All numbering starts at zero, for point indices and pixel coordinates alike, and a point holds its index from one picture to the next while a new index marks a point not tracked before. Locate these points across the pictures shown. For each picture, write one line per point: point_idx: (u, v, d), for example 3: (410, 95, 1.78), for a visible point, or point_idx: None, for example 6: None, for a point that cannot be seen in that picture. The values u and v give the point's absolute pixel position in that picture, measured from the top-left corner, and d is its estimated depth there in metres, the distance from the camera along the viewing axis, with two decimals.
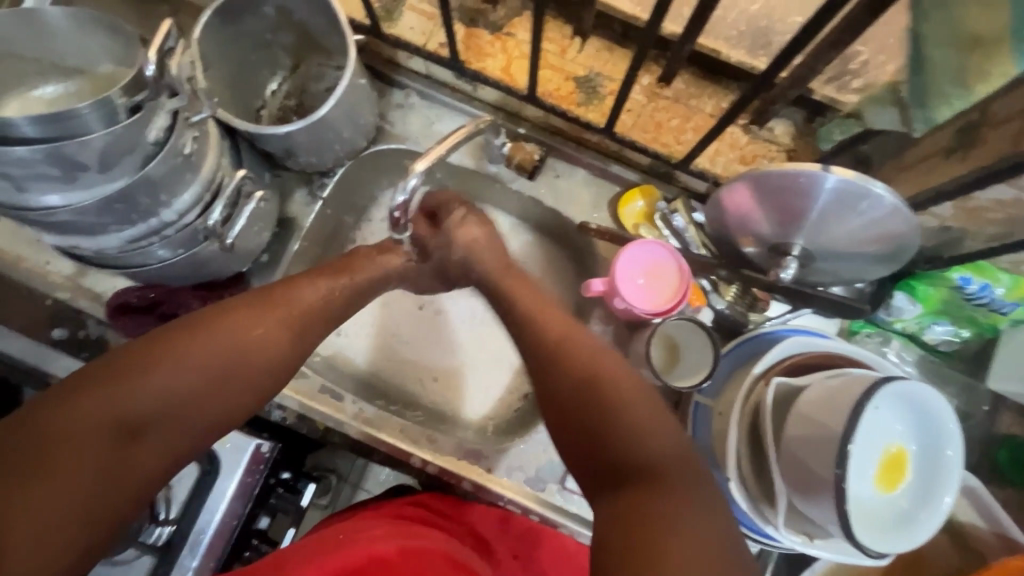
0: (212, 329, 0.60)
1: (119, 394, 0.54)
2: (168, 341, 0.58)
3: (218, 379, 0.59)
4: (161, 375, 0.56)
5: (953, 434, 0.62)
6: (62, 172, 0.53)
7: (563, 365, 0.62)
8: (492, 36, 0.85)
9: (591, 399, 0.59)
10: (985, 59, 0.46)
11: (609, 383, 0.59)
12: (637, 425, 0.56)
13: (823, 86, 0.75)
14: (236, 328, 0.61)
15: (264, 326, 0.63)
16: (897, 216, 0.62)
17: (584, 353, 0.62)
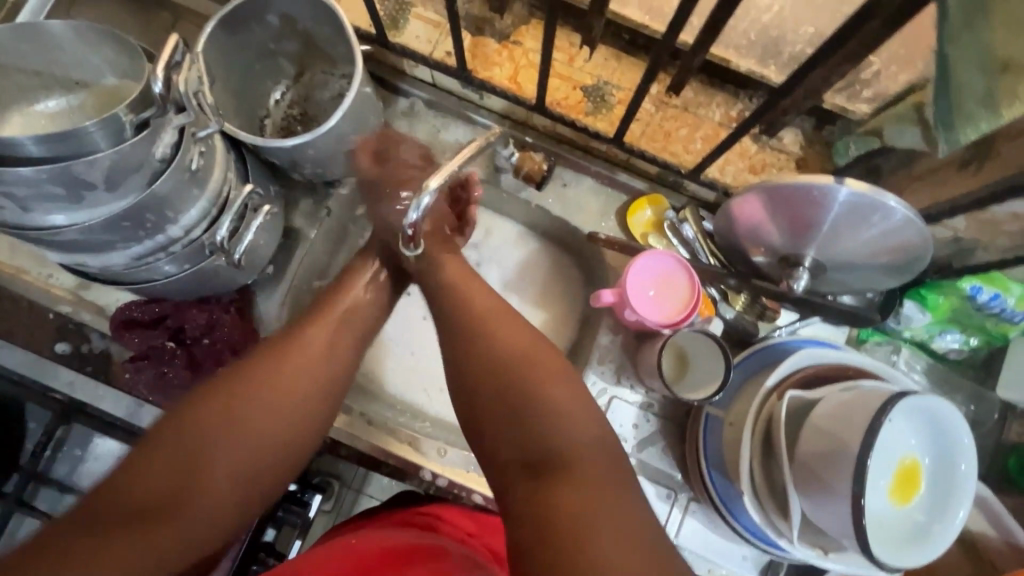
0: (255, 373, 0.58)
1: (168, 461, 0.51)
2: (212, 394, 0.55)
3: (270, 426, 0.56)
4: (205, 429, 0.53)
5: (967, 448, 0.62)
6: (68, 192, 0.52)
7: (478, 348, 0.59)
8: (499, 44, 0.84)
9: (502, 383, 0.56)
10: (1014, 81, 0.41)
11: (528, 364, 0.57)
12: (552, 412, 0.54)
13: (834, 96, 0.74)
14: (284, 369, 0.59)
15: (312, 360, 0.60)
16: (912, 228, 0.62)
17: (504, 334, 0.59)
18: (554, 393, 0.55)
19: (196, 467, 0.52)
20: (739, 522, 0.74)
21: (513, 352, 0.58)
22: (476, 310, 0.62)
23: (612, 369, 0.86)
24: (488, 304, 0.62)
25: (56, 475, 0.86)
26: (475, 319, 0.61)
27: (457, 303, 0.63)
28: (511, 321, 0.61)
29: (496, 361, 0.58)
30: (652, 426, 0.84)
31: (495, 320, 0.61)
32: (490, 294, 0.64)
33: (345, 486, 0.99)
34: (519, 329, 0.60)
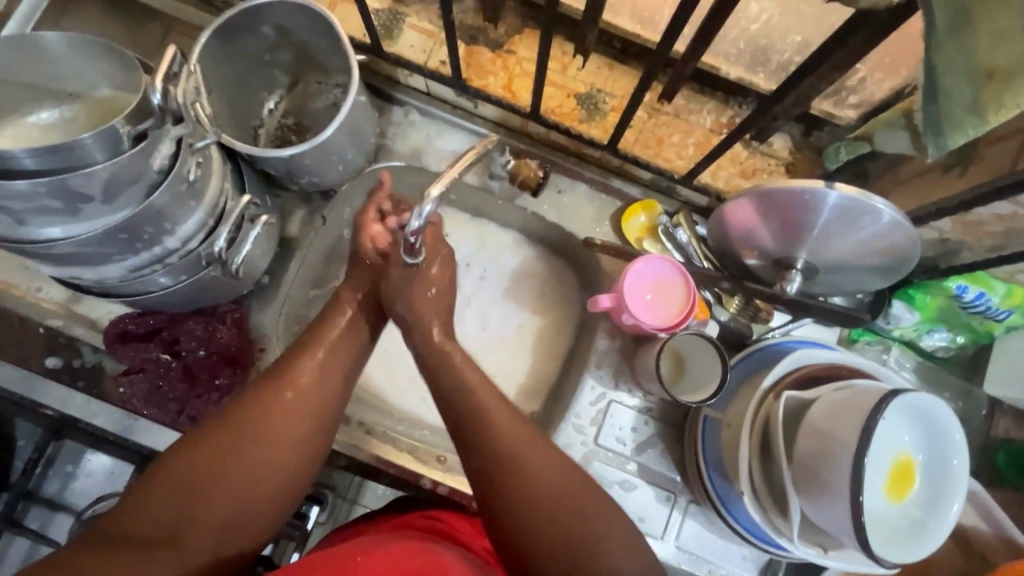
0: (253, 405, 0.58)
1: (170, 489, 0.52)
2: (213, 428, 0.56)
3: (273, 455, 0.56)
4: (209, 456, 0.54)
5: (958, 443, 0.64)
6: (65, 205, 0.51)
7: (515, 491, 0.58)
8: (493, 53, 0.85)
9: (530, 535, 0.56)
10: (998, 89, 0.42)
11: (559, 508, 0.57)
12: (586, 547, 0.55)
13: (821, 102, 0.77)
14: (280, 400, 0.59)
15: (308, 390, 0.61)
16: (900, 230, 0.64)
17: (534, 458, 0.59)
18: (583, 536, 0.56)
19: (200, 494, 0.52)
20: (740, 522, 0.75)
21: (544, 501, 0.57)
22: (504, 453, 0.59)
23: (609, 373, 0.86)
24: (519, 443, 0.59)
25: (46, 493, 0.85)
26: (505, 467, 0.58)
27: (486, 433, 0.60)
28: (540, 454, 0.59)
29: (528, 500, 0.57)
30: (650, 429, 0.85)
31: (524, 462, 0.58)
32: (515, 421, 0.61)
33: (339, 496, 0.98)
34: (552, 466, 0.59)
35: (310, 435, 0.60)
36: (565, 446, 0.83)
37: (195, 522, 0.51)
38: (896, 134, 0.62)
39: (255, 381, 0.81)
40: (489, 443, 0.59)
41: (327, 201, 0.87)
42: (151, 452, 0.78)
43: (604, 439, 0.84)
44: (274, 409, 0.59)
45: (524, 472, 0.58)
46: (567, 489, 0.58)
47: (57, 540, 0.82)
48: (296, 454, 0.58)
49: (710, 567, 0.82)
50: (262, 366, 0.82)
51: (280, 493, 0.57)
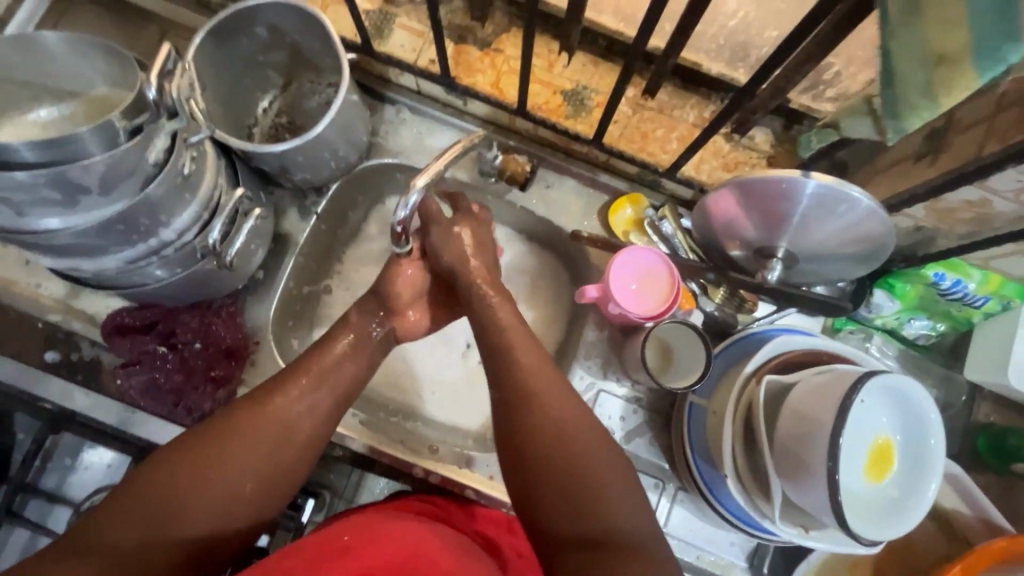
0: (239, 425, 0.59)
1: (145, 506, 0.52)
2: (196, 445, 0.56)
3: (253, 478, 0.57)
4: (189, 475, 0.54)
5: (935, 424, 0.65)
6: (64, 197, 0.53)
7: (529, 419, 0.61)
8: (481, 52, 0.87)
9: (539, 455, 0.59)
10: (948, 74, 0.44)
11: (567, 436, 0.59)
12: (589, 485, 0.57)
13: (799, 96, 0.79)
14: (264, 421, 0.59)
15: (294, 415, 0.61)
16: (875, 218, 0.65)
17: (553, 395, 0.63)
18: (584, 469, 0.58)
19: (176, 511, 0.53)
20: (726, 507, 0.76)
21: (553, 430, 0.60)
22: (522, 381, 0.63)
23: (598, 363, 0.87)
24: (539, 377, 0.63)
25: (45, 486, 0.86)
26: (521, 394, 0.62)
27: (505, 369, 0.65)
28: (553, 389, 0.63)
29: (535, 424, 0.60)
30: (638, 417, 0.86)
31: (542, 390, 0.62)
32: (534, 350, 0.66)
33: (335, 495, 0.96)
34: (565, 400, 0.62)
35: (291, 459, 0.60)
36: None
37: (167, 538, 0.52)
38: (859, 121, 0.63)
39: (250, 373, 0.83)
40: (513, 372, 0.64)
41: (319, 197, 0.88)
42: (148, 444, 0.80)
43: None
44: (260, 432, 0.59)
45: (541, 403, 0.62)
46: (578, 421, 0.61)
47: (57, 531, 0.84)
48: (273, 478, 0.59)
49: (699, 553, 0.83)
50: (257, 359, 0.83)
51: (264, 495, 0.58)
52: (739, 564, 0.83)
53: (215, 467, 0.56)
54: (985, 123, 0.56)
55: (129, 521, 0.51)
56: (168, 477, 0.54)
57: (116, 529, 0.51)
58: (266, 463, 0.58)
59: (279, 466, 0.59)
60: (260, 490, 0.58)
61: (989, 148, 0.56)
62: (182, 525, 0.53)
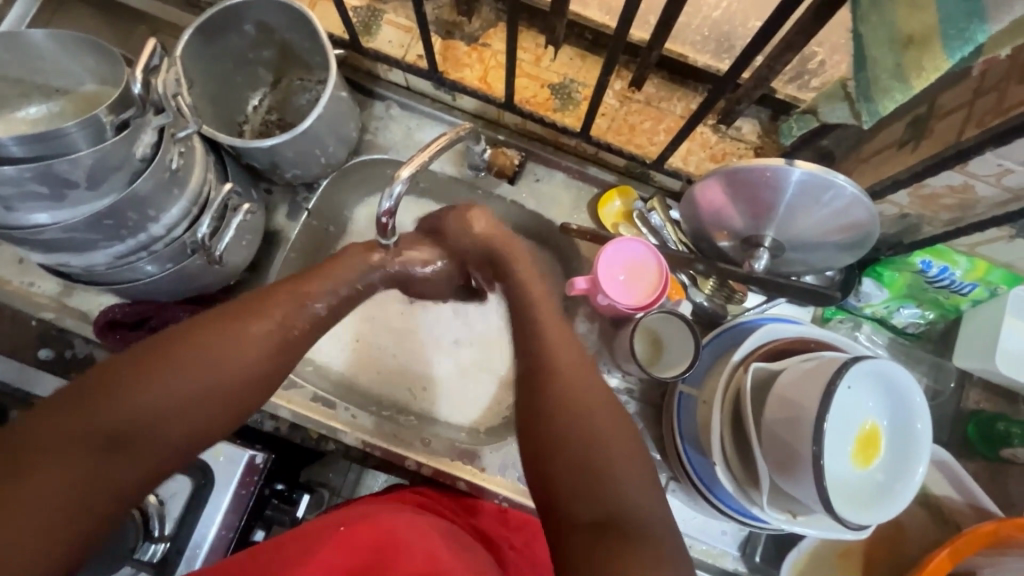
0: (213, 336, 0.59)
1: (105, 407, 0.52)
2: (167, 350, 0.57)
3: (219, 391, 0.58)
4: (157, 378, 0.55)
5: (921, 408, 0.66)
6: (52, 191, 0.54)
7: (563, 418, 0.61)
8: (469, 47, 0.88)
9: (568, 444, 0.60)
10: (917, 57, 0.45)
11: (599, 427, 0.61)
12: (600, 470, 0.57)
13: (785, 86, 0.80)
14: (233, 336, 0.60)
15: (267, 334, 0.62)
16: (859, 205, 0.65)
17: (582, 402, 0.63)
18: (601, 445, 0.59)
19: (143, 410, 0.53)
20: (715, 495, 0.76)
21: (577, 411, 0.61)
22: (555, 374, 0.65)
23: (589, 355, 0.88)
24: (571, 376, 0.64)
25: None
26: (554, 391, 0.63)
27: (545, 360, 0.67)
28: (585, 386, 0.64)
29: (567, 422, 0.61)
30: (630, 408, 0.87)
31: (574, 391, 0.63)
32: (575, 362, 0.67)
33: (334, 493, 1.00)
34: (589, 392, 0.63)
35: (261, 378, 0.61)
36: None
37: (128, 436, 0.52)
38: (836, 107, 0.63)
39: None
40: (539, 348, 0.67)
41: (311, 193, 0.88)
42: None
43: None
44: (230, 347, 0.59)
45: (578, 404, 0.62)
46: (604, 409, 0.62)
47: None
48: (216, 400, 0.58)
49: (691, 543, 0.83)
50: None
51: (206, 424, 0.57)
52: (731, 553, 0.83)
53: (181, 375, 0.56)
54: (965, 108, 0.57)
55: (90, 419, 0.51)
56: (132, 383, 0.54)
57: (81, 423, 0.51)
58: (233, 375, 0.59)
59: (246, 382, 0.60)
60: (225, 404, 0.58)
61: (968, 132, 0.56)
62: (147, 423, 0.53)
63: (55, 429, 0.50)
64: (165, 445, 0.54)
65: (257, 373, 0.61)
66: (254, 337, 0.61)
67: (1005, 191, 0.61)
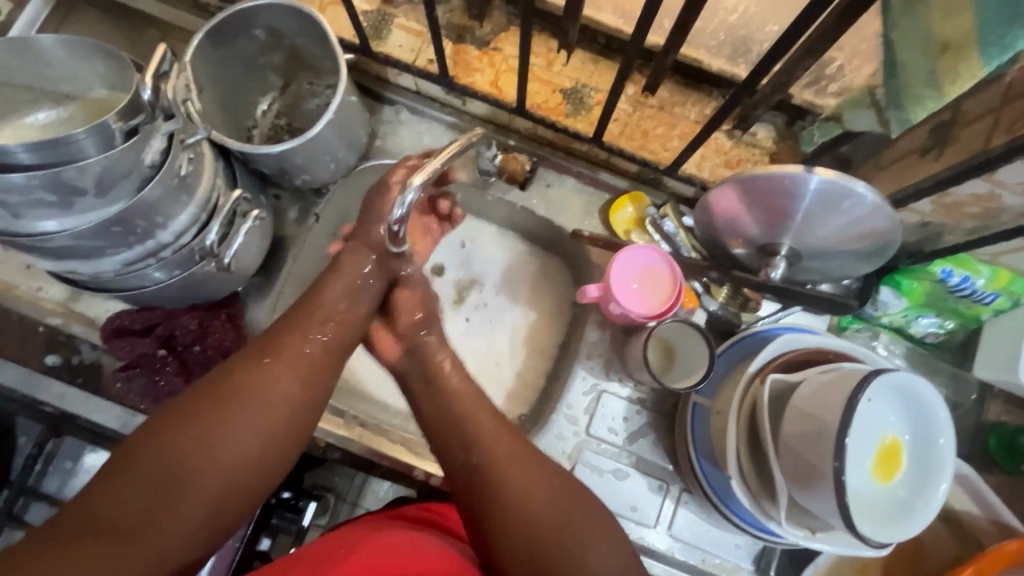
0: (241, 382, 0.53)
1: (141, 475, 0.47)
2: (193, 404, 0.51)
3: (257, 439, 0.52)
4: (190, 433, 0.49)
5: (945, 423, 0.64)
6: (59, 198, 0.53)
7: (518, 524, 0.53)
8: (480, 51, 0.87)
9: (539, 554, 0.51)
10: (952, 63, 0.43)
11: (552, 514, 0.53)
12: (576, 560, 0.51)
13: (802, 91, 0.77)
14: (262, 380, 0.54)
15: (298, 374, 0.57)
16: (880, 214, 0.64)
17: (518, 474, 0.55)
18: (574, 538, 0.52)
19: (178, 473, 0.48)
20: (729, 507, 0.75)
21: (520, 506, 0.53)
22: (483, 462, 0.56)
23: (600, 364, 0.87)
24: (513, 468, 0.55)
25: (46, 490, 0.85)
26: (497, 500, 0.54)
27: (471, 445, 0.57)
28: (531, 471, 0.55)
29: (527, 526, 0.53)
30: (642, 418, 0.85)
31: (519, 489, 0.54)
32: (497, 429, 0.58)
33: (340, 498, 0.97)
34: (534, 479, 0.55)
35: (297, 417, 0.55)
36: (557, 436, 0.84)
37: (169, 502, 0.47)
38: (860, 113, 0.63)
39: None
40: (459, 436, 0.58)
41: (319, 199, 0.88)
42: None
43: (595, 429, 0.85)
44: (259, 389, 0.54)
45: (534, 509, 0.53)
46: (554, 488, 0.55)
47: None
48: (277, 442, 0.53)
49: (705, 556, 0.82)
50: None
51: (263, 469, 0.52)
52: (746, 567, 0.81)
53: (214, 425, 0.50)
54: (992, 115, 0.55)
55: (127, 489, 0.46)
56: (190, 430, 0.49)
57: (118, 499, 0.46)
58: (269, 420, 0.53)
59: (282, 424, 0.54)
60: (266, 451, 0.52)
61: (996, 140, 0.54)
62: (195, 489, 0.48)
63: (115, 492, 0.46)
64: (212, 507, 0.49)
65: (292, 411, 0.55)
66: (285, 376, 0.56)
67: None
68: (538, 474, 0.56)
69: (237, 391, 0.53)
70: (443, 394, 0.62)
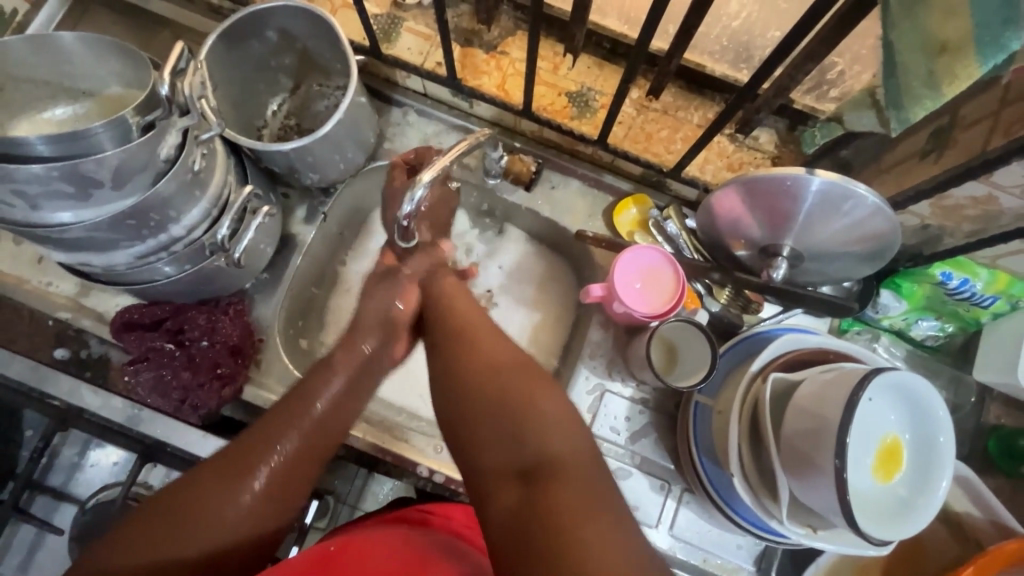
0: (198, 513, 0.53)
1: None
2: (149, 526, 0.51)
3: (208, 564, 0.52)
4: (135, 565, 0.49)
5: (944, 421, 0.64)
6: (77, 190, 0.54)
7: (458, 371, 0.62)
8: (487, 54, 0.89)
9: (471, 398, 0.59)
10: (951, 63, 0.44)
11: (491, 364, 0.61)
12: (523, 426, 0.55)
13: (803, 96, 0.80)
14: (222, 487, 0.54)
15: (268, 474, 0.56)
16: (881, 215, 0.65)
17: (506, 376, 0.59)
18: (504, 386, 0.58)
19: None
20: (731, 507, 0.75)
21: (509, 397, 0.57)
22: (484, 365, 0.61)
23: (603, 364, 0.87)
24: (466, 330, 0.65)
25: (51, 484, 0.86)
26: (444, 350, 0.65)
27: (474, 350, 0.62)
28: (515, 375, 0.59)
29: (465, 373, 0.61)
30: (644, 418, 0.86)
31: (468, 342, 0.64)
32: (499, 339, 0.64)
33: (339, 500, 0.97)
34: (478, 337, 0.64)
35: (257, 535, 0.56)
36: None
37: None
38: (862, 113, 0.64)
39: (257, 372, 0.84)
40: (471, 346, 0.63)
41: (327, 198, 0.89)
42: (155, 442, 0.80)
43: (598, 428, 0.85)
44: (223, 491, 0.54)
45: (501, 361, 0.61)
46: (535, 394, 0.57)
47: (62, 529, 0.84)
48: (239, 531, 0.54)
49: (705, 556, 0.82)
50: (264, 357, 0.84)
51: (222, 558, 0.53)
52: (746, 568, 0.82)
53: (174, 534, 0.51)
54: (990, 118, 0.56)
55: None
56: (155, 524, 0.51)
57: None
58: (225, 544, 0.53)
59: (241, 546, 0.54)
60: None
61: (994, 142, 0.56)
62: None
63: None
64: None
65: (252, 531, 0.55)
66: (256, 488, 0.55)
67: None
68: (493, 339, 0.64)
69: (198, 487, 0.54)
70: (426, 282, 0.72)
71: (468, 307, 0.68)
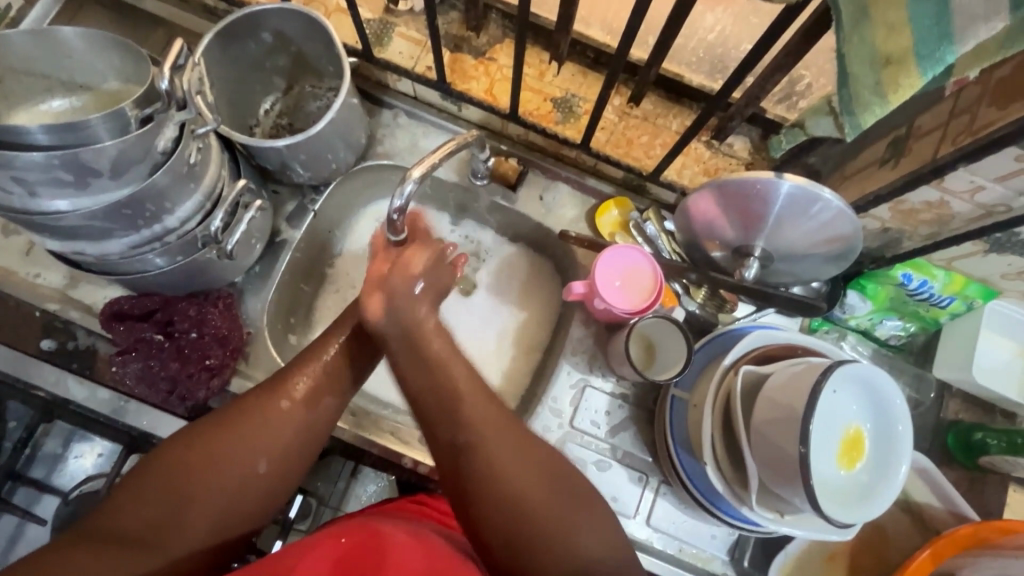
0: (247, 416, 0.63)
1: (158, 493, 0.58)
2: (204, 430, 0.61)
3: (260, 462, 0.62)
4: (180, 484, 0.58)
5: (902, 410, 0.68)
6: (76, 178, 0.56)
7: (499, 497, 0.59)
8: (476, 60, 0.92)
9: (519, 529, 0.58)
10: (895, 74, 0.48)
11: (534, 501, 0.59)
12: (550, 536, 0.58)
13: (774, 106, 0.85)
14: (261, 415, 0.63)
15: (301, 405, 0.65)
16: (844, 218, 0.69)
17: (508, 460, 0.60)
18: (548, 518, 0.58)
19: (181, 505, 0.58)
20: (707, 497, 0.78)
21: (523, 492, 0.59)
22: (484, 445, 0.60)
23: (584, 359, 0.90)
24: (505, 456, 0.60)
25: (33, 475, 0.86)
26: (483, 476, 0.59)
27: (474, 431, 0.61)
28: (524, 458, 0.60)
29: (509, 507, 0.58)
30: (623, 412, 0.89)
31: (513, 473, 0.59)
32: (496, 412, 0.63)
33: (321, 502, 0.98)
34: (519, 463, 0.60)
35: (298, 444, 0.64)
36: (542, 429, 0.87)
37: (178, 521, 0.58)
38: (821, 120, 0.66)
39: (245, 364, 0.85)
40: (474, 430, 0.61)
41: (316, 195, 0.91)
42: (141, 433, 0.81)
43: (579, 422, 0.88)
44: (261, 418, 0.63)
45: (518, 445, 0.61)
46: (543, 480, 0.60)
47: (45, 519, 0.85)
48: (280, 464, 0.63)
49: (681, 546, 0.85)
50: (252, 349, 0.85)
51: (263, 490, 0.62)
52: (720, 557, 0.84)
53: (222, 462, 0.60)
54: (940, 129, 0.61)
55: (146, 509, 0.57)
56: (204, 447, 0.60)
57: (128, 516, 0.57)
58: (270, 449, 0.62)
59: (284, 455, 0.63)
60: (269, 473, 0.62)
61: (943, 151, 0.60)
62: (193, 500, 0.59)
63: (138, 496, 0.57)
64: (216, 522, 0.60)
65: (294, 444, 0.64)
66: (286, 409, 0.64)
67: (978, 207, 0.65)
68: (532, 465, 0.61)
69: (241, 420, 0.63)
70: (446, 382, 0.64)
71: (501, 422, 0.62)
